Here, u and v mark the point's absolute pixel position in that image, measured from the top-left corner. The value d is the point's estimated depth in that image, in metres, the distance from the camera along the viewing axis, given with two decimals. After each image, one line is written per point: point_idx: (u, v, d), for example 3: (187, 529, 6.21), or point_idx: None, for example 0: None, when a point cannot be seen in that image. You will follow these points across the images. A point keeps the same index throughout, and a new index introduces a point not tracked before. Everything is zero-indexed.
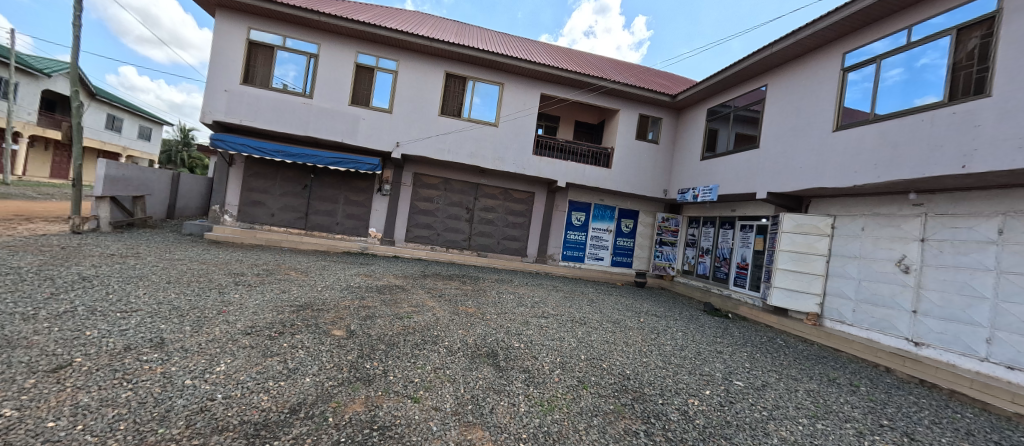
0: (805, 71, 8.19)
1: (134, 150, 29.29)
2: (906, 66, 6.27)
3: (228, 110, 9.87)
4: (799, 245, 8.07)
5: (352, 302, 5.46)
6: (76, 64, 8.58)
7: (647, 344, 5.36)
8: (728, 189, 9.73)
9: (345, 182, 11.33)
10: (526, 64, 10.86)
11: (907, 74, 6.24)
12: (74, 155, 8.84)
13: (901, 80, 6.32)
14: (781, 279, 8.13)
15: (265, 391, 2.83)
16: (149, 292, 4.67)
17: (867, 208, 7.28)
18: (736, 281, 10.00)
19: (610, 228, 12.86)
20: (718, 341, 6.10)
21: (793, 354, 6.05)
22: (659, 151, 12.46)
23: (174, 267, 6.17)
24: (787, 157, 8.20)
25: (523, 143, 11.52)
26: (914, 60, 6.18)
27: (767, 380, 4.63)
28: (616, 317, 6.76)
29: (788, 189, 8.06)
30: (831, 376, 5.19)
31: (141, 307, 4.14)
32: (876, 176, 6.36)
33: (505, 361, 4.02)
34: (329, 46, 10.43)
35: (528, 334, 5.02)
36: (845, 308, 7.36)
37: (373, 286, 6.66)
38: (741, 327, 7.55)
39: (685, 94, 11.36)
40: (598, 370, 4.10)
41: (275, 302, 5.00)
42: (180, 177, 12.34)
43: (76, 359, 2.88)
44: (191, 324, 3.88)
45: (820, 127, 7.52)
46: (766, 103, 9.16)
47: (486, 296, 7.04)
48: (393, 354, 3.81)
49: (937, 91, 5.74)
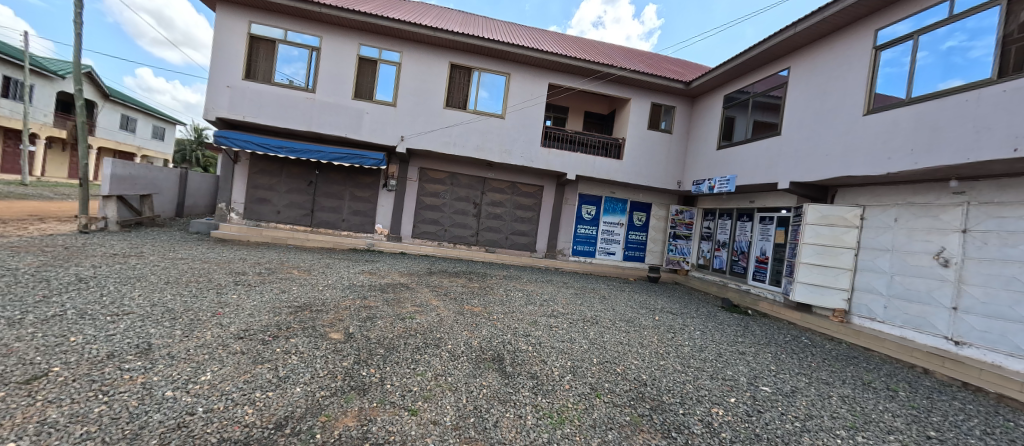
0: (831, 52, 7.57)
1: (148, 150, 29.83)
2: (930, 50, 5.89)
3: (231, 106, 9.74)
4: (824, 237, 7.58)
5: (353, 302, 5.26)
6: (78, 62, 8.51)
7: (665, 345, 5.04)
8: (747, 179, 9.22)
9: (350, 177, 11.16)
10: (533, 53, 10.46)
11: (936, 56, 5.81)
12: (81, 155, 8.79)
13: (937, 59, 5.80)
14: (805, 274, 7.67)
15: (250, 404, 2.61)
16: (143, 294, 4.54)
17: (901, 197, 6.74)
18: (755, 275, 9.56)
19: (621, 222, 12.45)
20: (739, 341, 5.73)
21: (821, 354, 5.64)
22: (673, 141, 11.94)
23: (176, 266, 6.09)
24: (811, 144, 7.65)
25: (530, 134, 11.15)
26: (939, 43, 5.81)
27: (796, 385, 4.27)
28: (630, 315, 6.44)
29: (814, 178, 7.52)
30: (865, 379, 4.79)
31: (134, 310, 4.01)
32: (912, 162, 5.81)
33: (512, 366, 3.75)
34: (331, 39, 10.19)
35: (536, 335, 4.74)
36: (876, 304, 6.86)
37: (376, 285, 6.46)
38: (762, 324, 7.16)
39: (701, 80, 10.81)
40: (611, 375, 3.81)
41: (273, 303, 4.82)
42: (188, 175, 12.38)
43: (53, 369, 2.73)
44: (182, 328, 3.72)
45: (848, 112, 6.96)
46: (787, 88, 8.60)
47: (493, 294, 6.78)
48: (391, 359, 3.57)
49: (966, 74, 5.36)
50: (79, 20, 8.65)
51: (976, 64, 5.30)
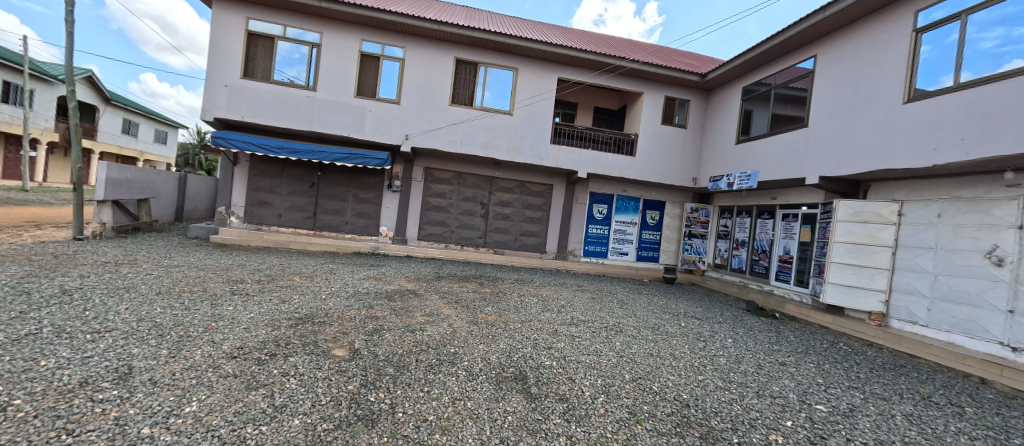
0: (864, 36, 7.00)
1: (151, 154, 29.67)
2: (934, 43, 5.87)
3: (229, 106, 9.40)
4: (857, 235, 7.10)
5: (358, 313, 4.85)
6: (70, 61, 8.19)
7: (698, 356, 4.61)
8: (770, 174, 8.75)
9: (353, 178, 10.80)
10: (541, 46, 10.02)
11: (941, 49, 5.78)
12: (75, 158, 8.43)
13: (949, 50, 5.67)
14: (837, 275, 7.23)
15: (239, 443, 2.19)
16: (131, 307, 4.17)
17: (944, 191, 6.23)
18: (778, 276, 9.11)
19: (635, 221, 12.03)
20: (776, 349, 5.28)
21: (867, 363, 5.17)
22: (688, 136, 11.47)
23: (170, 275, 5.75)
24: (844, 136, 7.12)
25: (539, 131, 10.72)
26: (943, 36, 5.78)
27: (852, 402, 3.81)
28: (653, 322, 5.99)
29: (847, 172, 7.01)
30: (922, 393, 4.32)
31: (118, 326, 3.64)
32: (963, 153, 5.27)
33: (537, 386, 3.33)
34: (331, 35, 9.82)
35: (559, 348, 4.32)
36: (917, 306, 6.39)
37: (383, 292, 6.05)
38: (794, 329, 6.68)
39: (717, 71, 10.34)
40: (649, 395, 3.38)
41: (272, 315, 4.44)
42: (188, 178, 12.05)
43: (13, 402, 2.35)
44: (169, 348, 3.35)
45: (886, 100, 6.40)
46: (814, 77, 8.06)
47: (507, 301, 6.34)
48: (402, 380, 3.17)
49: (975, 67, 5.33)
50: (69, 19, 8.33)
51: (987, 56, 5.25)
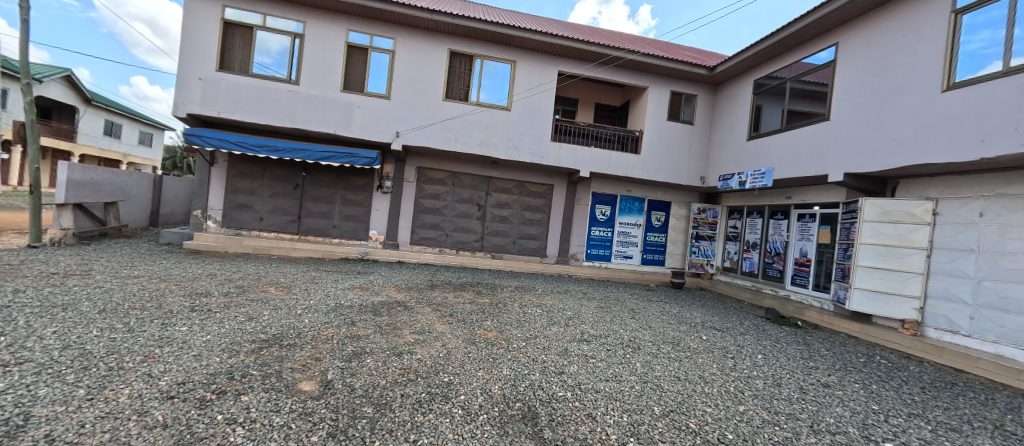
0: (894, 21, 6.45)
1: (135, 157, 28.69)
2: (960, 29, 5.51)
3: (203, 101, 8.70)
4: (886, 236, 6.58)
5: (336, 332, 4.16)
6: (24, 52, 7.46)
7: (732, 378, 3.99)
8: (787, 172, 8.21)
9: (341, 179, 10.14)
10: (540, 36, 9.42)
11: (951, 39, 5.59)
12: (30, 158, 7.65)
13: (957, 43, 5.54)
14: (865, 279, 6.69)
15: None
16: (57, 331, 3.46)
17: (987, 188, 5.68)
18: (795, 280, 8.55)
19: (639, 222, 11.46)
20: (812, 367, 4.69)
21: (916, 382, 4.58)
22: (695, 132, 10.93)
23: (124, 288, 5.04)
24: (873, 129, 6.55)
25: (539, 128, 10.11)
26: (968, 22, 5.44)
27: (924, 438, 3.18)
28: (671, 335, 5.38)
29: (876, 169, 6.46)
30: (992, 420, 3.72)
31: (33, 357, 2.94)
32: (1018, 143, 4.69)
33: (550, 428, 2.67)
34: (316, 24, 9.16)
35: (573, 373, 3.67)
36: (957, 315, 5.82)
37: (368, 305, 5.36)
38: (822, 340, 6.10)
39: (727, 64, 9.81)
40: (689, 437, 2.74)
41: (232, 337, 3.76)
42: (164, 180, 11.30)
43: None
44: (90, 386, 2.65)
45: (922, 89, 5.84)
46: (836, 67, 7.50)
47: (508, 313, 5.69)
48: (381, 426, 2.50)
49: (972, 66, 5.33)
50: (24, 5, 7.63)
51: (983, 54, 5.26)
